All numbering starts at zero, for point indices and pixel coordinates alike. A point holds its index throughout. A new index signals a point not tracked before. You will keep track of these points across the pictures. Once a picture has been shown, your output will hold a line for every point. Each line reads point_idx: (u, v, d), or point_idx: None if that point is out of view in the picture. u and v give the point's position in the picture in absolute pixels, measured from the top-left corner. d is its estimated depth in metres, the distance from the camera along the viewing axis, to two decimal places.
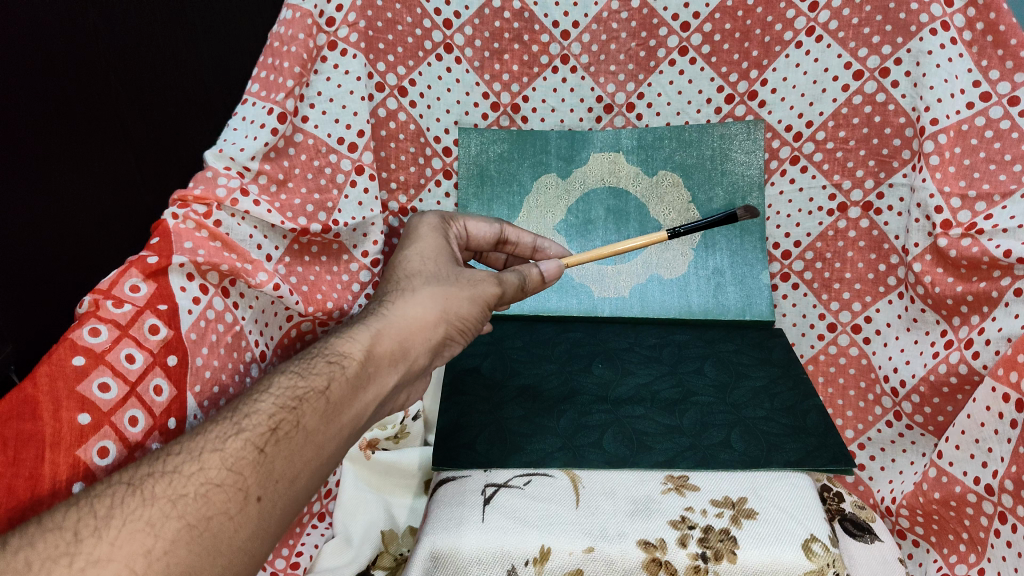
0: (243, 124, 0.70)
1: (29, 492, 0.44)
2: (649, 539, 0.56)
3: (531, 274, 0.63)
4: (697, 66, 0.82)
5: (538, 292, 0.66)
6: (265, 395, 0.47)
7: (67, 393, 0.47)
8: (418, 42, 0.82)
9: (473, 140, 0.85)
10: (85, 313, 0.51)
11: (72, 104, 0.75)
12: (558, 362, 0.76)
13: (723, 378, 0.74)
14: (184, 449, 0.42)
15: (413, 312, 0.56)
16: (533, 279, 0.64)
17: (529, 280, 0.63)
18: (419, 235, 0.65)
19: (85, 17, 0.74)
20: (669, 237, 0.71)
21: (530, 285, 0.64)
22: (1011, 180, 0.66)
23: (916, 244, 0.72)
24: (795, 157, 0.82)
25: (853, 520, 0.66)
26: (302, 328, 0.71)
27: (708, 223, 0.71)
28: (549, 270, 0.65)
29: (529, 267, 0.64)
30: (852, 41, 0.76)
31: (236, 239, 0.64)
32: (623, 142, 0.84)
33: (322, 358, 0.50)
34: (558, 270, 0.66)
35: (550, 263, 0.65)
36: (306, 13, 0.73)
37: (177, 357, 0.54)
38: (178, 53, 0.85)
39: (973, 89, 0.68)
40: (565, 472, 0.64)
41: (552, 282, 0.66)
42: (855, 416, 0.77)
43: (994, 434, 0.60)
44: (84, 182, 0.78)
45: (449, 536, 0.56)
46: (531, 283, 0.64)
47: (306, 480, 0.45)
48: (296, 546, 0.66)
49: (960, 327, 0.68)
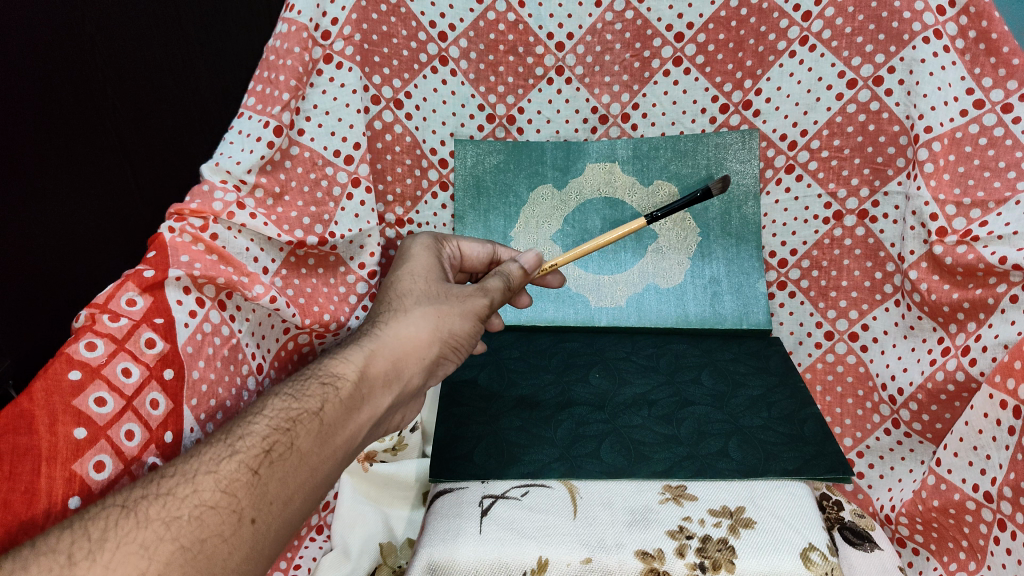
0: (239, 138, 0.70)
1: (26, 508, 0.44)
2: (647, 549, 0.56)
3: (513, 271, 0.64)
4: (691, 76, 0.83)
5: (522, 286, 0.67)
6: (258, 417, 0.47)
7: (63, 407, 0.47)
8: (413, 55, 0.83)
9: (468, 151, 0.85)
10: (81, 327, 0.51)
11: (70, 119, 0.75)
12: (554, 372, 0.76)
13: (721, 388, 0.74)
14: (177, 471, 0.42)
15: (406, 331, 0.56)
16: (516, 276, 0.65)
17: (512, 278, 0.64)
18: (412, 254, 0.66)
19: (82, 31, 0.74)
20: (648, 223, 0.71)
21: (514, 282, 0.65)
22: (1007, 188, 0.66)
23: (911, 252, 0.73)
24: (790, 166, 0.82)
25: (853, 528, 0.66)
26: (299, 341, 0.70)
27: (686, 203, 0.70)
28: (528, 262, 0.66)
29: (509, 265, 0.65)
30: (846, 50, 0.76)
31: (232, 252, 0.64)
32: (618, 152, 0.85)
33: (315, 380, 0.50)
34: (537, 260, 0.67)
35: (528, 254, 0.66)
36: (301, 26, 0.74)
37: (173, 370, 0.54)
38: (179, 64, 0.85)
39: (967, 97, 0.69)
40: (562, 483, 0.63)
41: (533, 273, 0.67)
42: (853, 424, 0.77)
43: (992, 440, 0.59)
44: (83, 196, 0.78)
45: (447, 548, 0.56)
46: (514, 279, 0.65)
47: (299, 502, 0.45)
48: (294, 559, 0.66)
49: (957, 334, 0.68)
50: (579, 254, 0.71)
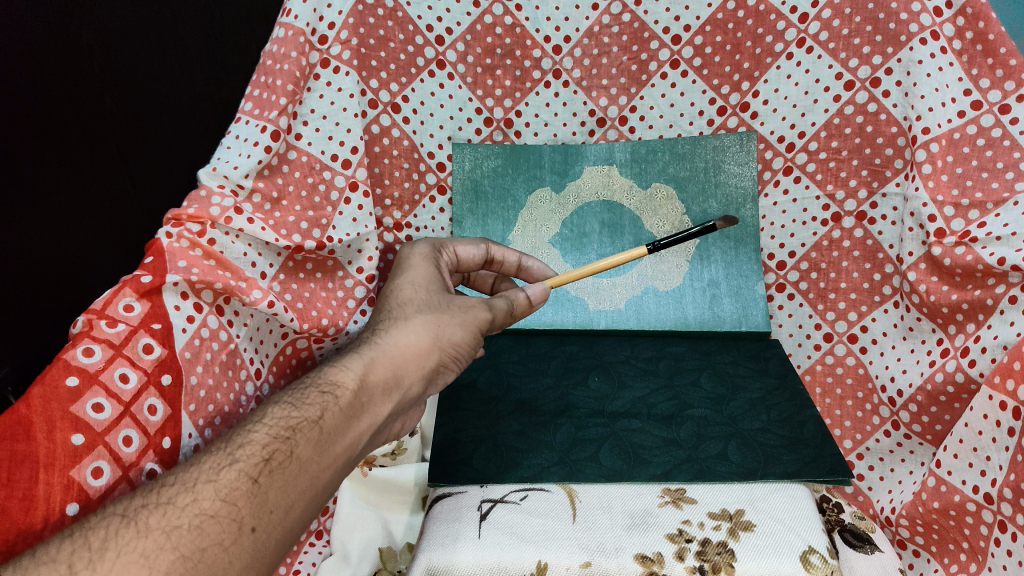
0: (236, 143, 0.70)
1: (24, 516, 0.43)
2: (646, 553, 0.56)
3: (518, 300, 0.63)
4: (688, 78, 0.83)
5: (524, 318, 0.66)
6: (258, 426, 0.47)
7: (61, 413, 0.47)
8: (410, 58, 0.83)
9: (466, 155, 0.85)
10: (78, 333, 0.51)
11: (70, 128, 0.73)
12: (554, 376, 0.76)
13: (720, 390, 0.74)
14: (178, 480, 0.42)
15: (405, 340, 0.56)
16: (521, 305, 0.64)
17: (517, 306, 0.63)
18: (411, 263, 0.65)
19: (79, 37, 0.72)
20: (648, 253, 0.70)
21: (519, 310, 0.64)
22: (1004, 188, 0.66)
23: (910, 253, 0.73)
24: (788, 168, 0.82)
25: (853, 530, 0.66)
26: (297, 346, 0.70)
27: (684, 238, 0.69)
28: (536, 295, 0.65)
29: (516, 292, 0.64)
30: (842, 52, 0.76)
31: (229, 257, 0.63)
32: (617, 155, 0.85)
33: (315, 388, 0.50)
34: (545, 293, 0.66)
35: (538, 287, 0.65)
36: (298, 31, 0.74)
37: (171, 376, 0.54)
38: (175, 71, 0.85)
39: (964, 98, 0.68)
40: (561, 487, 0.63)
41: (539, 306, 0.66)
42: (853, 427, 0.77)
43: (992, 442, 0.59)
44: (82, 201, 0.77)
45: (446, 553, 0.56)
46: (518, 308, 0.64)
47: (300, 510, 0.45)
48: (294, 563, 0.66)
49: (956, 336, 0.68)
50: (574, 278, 0.69)
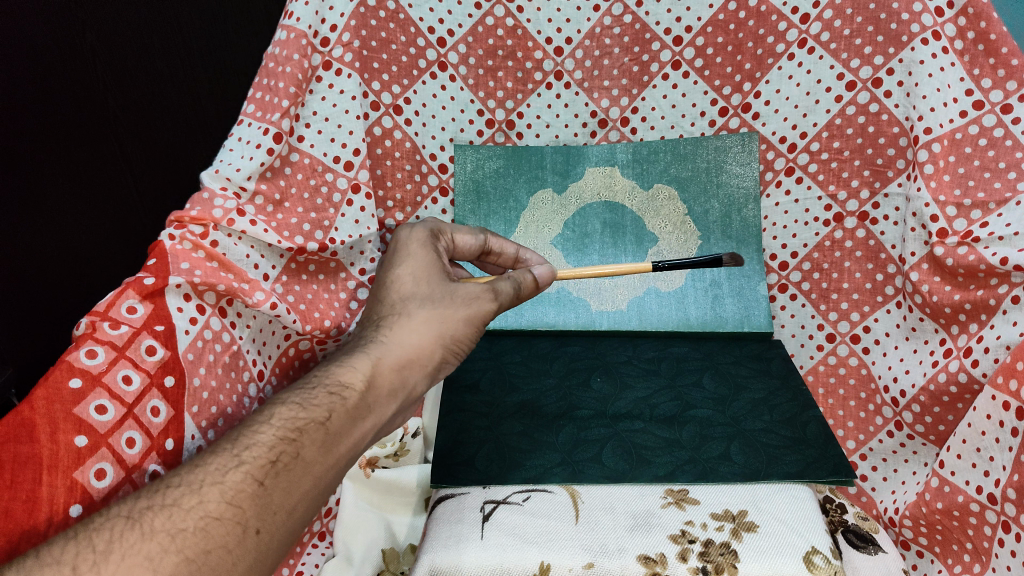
0: (238, 144, 0.69)
1: (28, 517, 0.43)
2: (649, 554, 0.56)
3: (525, 279, 0.63)
4: (690, 79, 0.83)
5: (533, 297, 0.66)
6: (264, 426, 0.46)
7: (65, 415, 0.47)
8: (412, 61, 0.83)
9: (468, 157, 0.86)
10: (82, 335, 0.51)
11: (73, 132, 0.74)
12: (557, 377, 0.76)
13: (723, 391, 0.73)
14: (183, 481, 0.42)
15: (410, 339, 0.56)
16: (528, 284, 0.64)
17: (524, 286, 0.63)
18: (410, 251, 0.64)
19: (82, 40, 0.73)
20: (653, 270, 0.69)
21: (524, 291, 0.64)
22: (1007, 188, 0.65)
23: (912, 253, 0.73)
24: (790, 169, 0.82)
25: (856, 531, 0.66)
26: (299, 347, 0.70)
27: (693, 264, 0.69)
28: (542, 274, 0.65)
29: (523, 274, 0.63)
30: (844, 52, 0.76)
31: (232, 259, 0.64)
32: (618, 156, 0.85)
33: (323, 388, 0.50)
34: (551, 273, 0.66)
35: (544, 267, 0.66)
36: (300, 33, 0.74)
37: (174, 378, 0.54)
38: (176, 71, 0.83)
39: (966, 98, 0.68)
40: (564, 488, 0.63)
41: (545, 286, 0.66)
42: (855, 427, 0.77)
43: (996, 442, 0.59)
44: (85, 203, 0.77)
45: (450, 554, 0.56)
46: (525, 288, 0.64)
47: (304, 511, 0.45)
48: (296, 564, 0.66)
49: (959, 336, 0.68)
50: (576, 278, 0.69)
